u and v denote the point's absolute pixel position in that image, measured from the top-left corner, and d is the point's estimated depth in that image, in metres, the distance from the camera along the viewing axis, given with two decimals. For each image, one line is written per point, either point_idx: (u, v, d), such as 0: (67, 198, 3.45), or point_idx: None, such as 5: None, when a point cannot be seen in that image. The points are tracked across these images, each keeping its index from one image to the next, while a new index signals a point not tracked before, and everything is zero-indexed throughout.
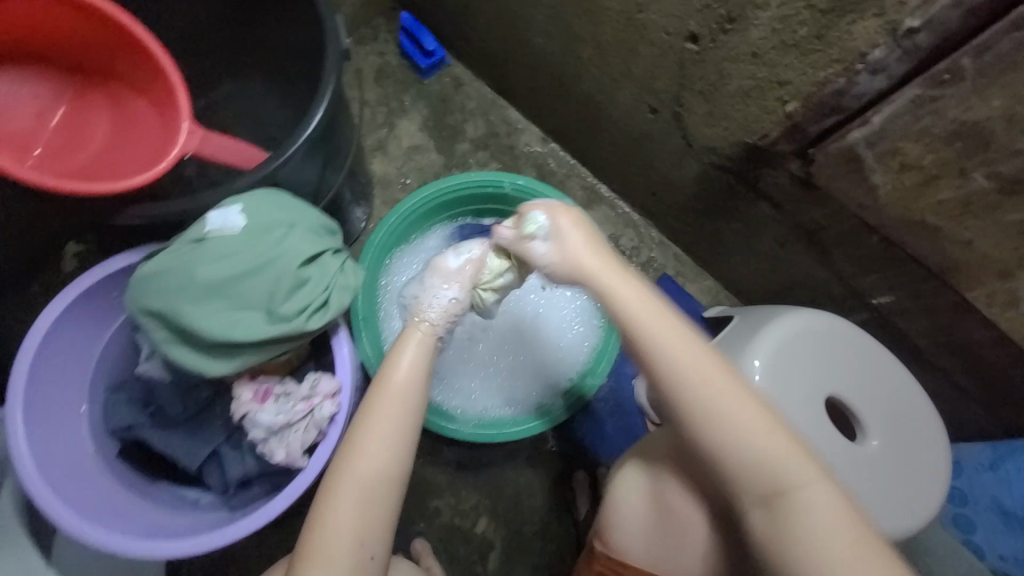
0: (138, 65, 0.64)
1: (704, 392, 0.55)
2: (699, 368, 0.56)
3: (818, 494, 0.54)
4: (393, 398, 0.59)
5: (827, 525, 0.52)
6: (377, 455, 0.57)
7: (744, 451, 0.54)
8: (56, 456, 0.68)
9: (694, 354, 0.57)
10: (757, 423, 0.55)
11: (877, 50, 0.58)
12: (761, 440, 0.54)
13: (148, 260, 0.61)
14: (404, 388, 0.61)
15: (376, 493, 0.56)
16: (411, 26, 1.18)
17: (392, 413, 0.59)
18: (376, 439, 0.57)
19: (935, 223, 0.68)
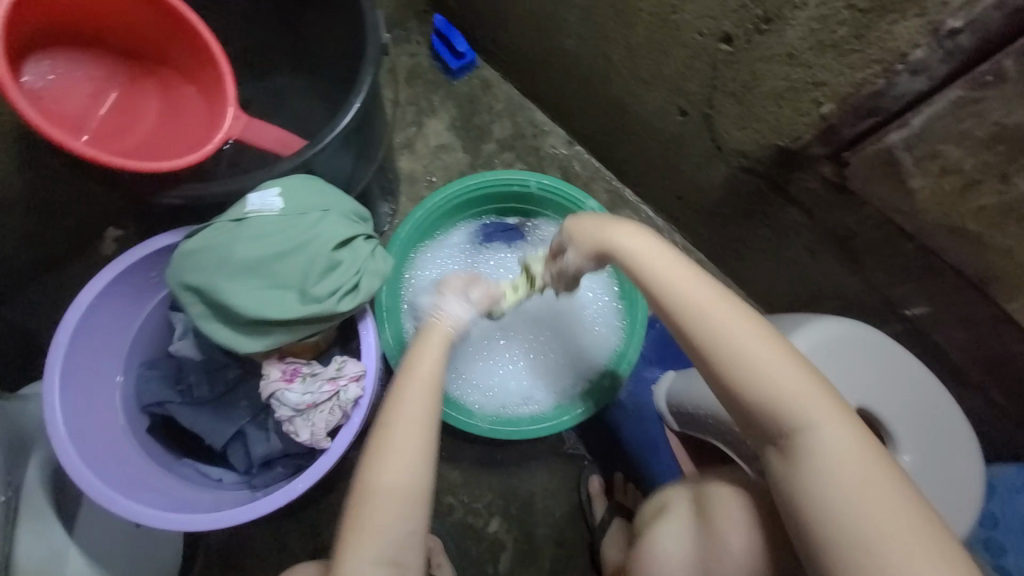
0: (197, 57, 0.69)
1: (723, 333, 0.56)
2: (720, 311, 0.57)
3: (839, 433, 0.52)
4: (412, 408, 0.63)
5: (837, 459, 0.51)
6: (399, 465, 0.59)
7: (765, 387, 0.54)
8: (90, 427, 0.70)
9: (714, 300, 0.58)
10: (780, 362, 0.55)
11: (918, 51, 0.57)
12: (784, 376, 0.54)
13: (188, 238, 0.63)
14: (422, 395, 0.64)
15: (402, 502, 0.59)
16: (443, 28, 1.20)
17: (413, 422, 0.62)
18: (399, 449, 0.60)
19: (975, 229, 0.66)
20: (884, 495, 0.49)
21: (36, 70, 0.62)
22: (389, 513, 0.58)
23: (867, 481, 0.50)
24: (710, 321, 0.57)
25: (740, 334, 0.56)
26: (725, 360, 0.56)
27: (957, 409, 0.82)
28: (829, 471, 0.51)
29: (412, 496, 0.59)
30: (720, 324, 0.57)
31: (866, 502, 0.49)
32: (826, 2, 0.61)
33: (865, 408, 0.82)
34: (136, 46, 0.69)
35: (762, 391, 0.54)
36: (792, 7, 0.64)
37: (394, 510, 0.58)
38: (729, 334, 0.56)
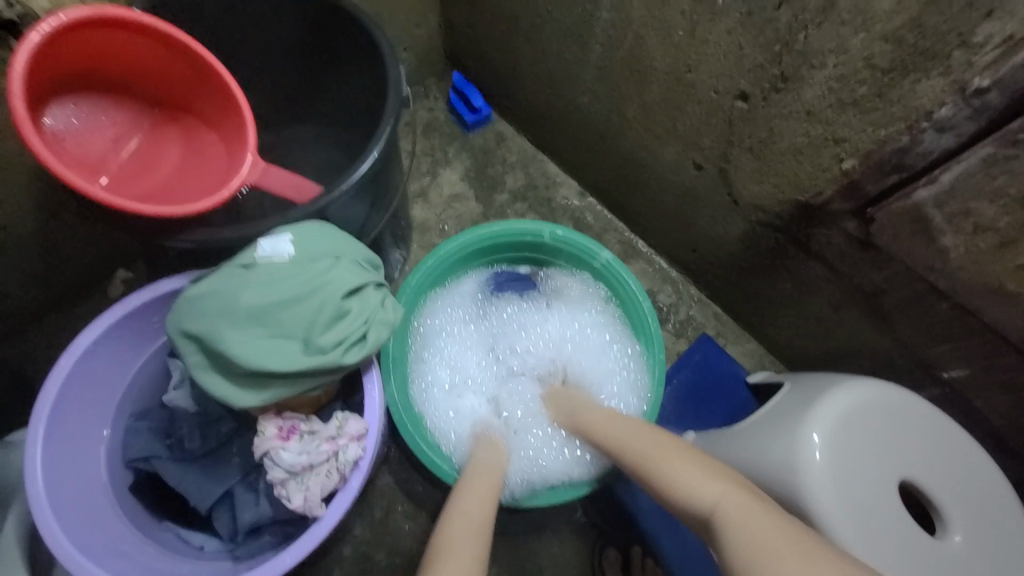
0: (221, 106, 0.71)
1: (640, 451, 0.72)
2: (633, 439, 0.74)
3: (733, 505, 0.59)
4: (480, 483, 0.74)
5: (740, 527, 0.57)
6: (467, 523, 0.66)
7: (666, 482, 0.66)
8: (69, 484, 0.65)
9: (631, 431, 0.76)
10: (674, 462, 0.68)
11: (944, 109, 0.57)
12: (680, 470, 0.66)
13: (194, 283, 0.61)
14: (484, 476, 0.76)
15: (470, 556, 0.62)
16: (460, 85, 1.25)
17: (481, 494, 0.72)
18: (468, 510, 0.68)
19: (1016, 289, 0.62)
20: (780, 543, 0.53)
21: (61, 113, 0.63)
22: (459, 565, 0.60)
23: (767, 542, 0.54)
24: (630, 447, 0.74)
25: (648, 450, 0.71)
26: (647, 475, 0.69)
27: (1008, 485, 0.75)
28: (734, 544, 0.56)
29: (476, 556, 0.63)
30: (635, 447, 0.73)
31: (768, 554, 0.52)
32: (844, 62, 0.61)
33: (909, 480, 0.75)
34: (163, 94, 0.71)
35: (675, 488, 0.65)
36: (811, 67, 0.64)
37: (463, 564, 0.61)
38: (642, 454, 0.72)
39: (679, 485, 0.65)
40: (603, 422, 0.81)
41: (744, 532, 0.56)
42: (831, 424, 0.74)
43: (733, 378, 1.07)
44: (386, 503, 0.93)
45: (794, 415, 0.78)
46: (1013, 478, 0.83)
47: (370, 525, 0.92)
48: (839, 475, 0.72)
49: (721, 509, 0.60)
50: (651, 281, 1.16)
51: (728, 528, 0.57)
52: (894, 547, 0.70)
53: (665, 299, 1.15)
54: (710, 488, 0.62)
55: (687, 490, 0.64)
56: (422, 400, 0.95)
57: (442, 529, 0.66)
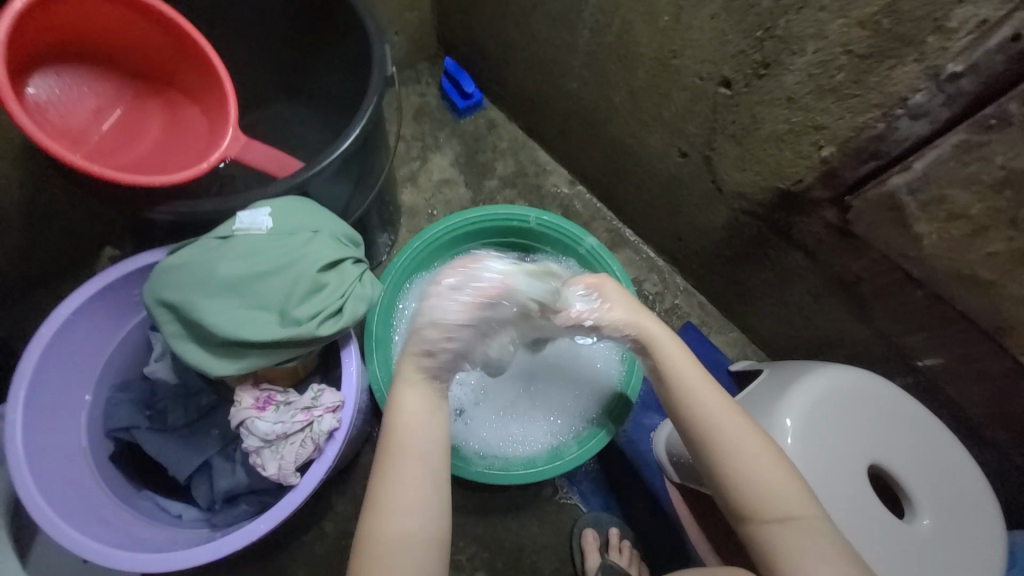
0: (203, 78, 0.71)
1: (733, 440, 0.62)
2: (727, 417, 0.63)
3: (816, 522, 0.57)
4: (409, 466, 0.60)
5: (824, 547, 0.55)
6: (399, 517, 0.57)
7: (756, 478, 0.59)
8: (50, 450, 0.66)
9: (724, 405, 0.64)
10: (765, 460, 0.60)
11: (918, 95, 0.58)
12: (773, 474, 0.59)
13: (172, 254, 0.62)
14: (416, 440, 0.61)
15: (403, 561, 0.55)
16: (452, 70, 1.24)
17: (409, 470, 0.59)
18: (397, 499, 0.58)
19: (987, 277, 0.63)
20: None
21: (44, 83, 0.63)
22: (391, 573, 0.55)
23: (832, 564, 0.54)
24: (722, 424, 0.63)
25: (745, 436, 0.62)
26: (725, 458, 0.61)
27: (978, 470, 0.76)
28: (796, 553, 0.55)
29: (412, 556, 0.56)
30: (728, 427, 0.62)
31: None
32: (823, 48, 0.62)
33: (877, 462, 0.76)
34: (146, 66, 0.71)
35: (756, 484, 0.59)
36: (791, 52, 0.65)
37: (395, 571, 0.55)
38: (734, 437, 0.62)
39: (763, 484, 0.59)
40: (687, 376, 0.66)
41: (809, 548, 0.55)
42: (802, 409, 0.76)
43: (715, 366, 1.08)
44: (368, 481, 0.94)
45: (769, 399, 0.79)
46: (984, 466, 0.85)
47: (352, 502, 0.93)
48: (809, 456, 0.74)
49: (802, 522, 0.57)
50: (637, 269, 1.17)
51: (801, 538, 0.56)
52: (859, 526, 0.72)
53: (651, 287, 1.16)
54: (797, 497, 0.58)
55: (774, 494, 0.58)
56: None
57: (371, 517, 0.58)
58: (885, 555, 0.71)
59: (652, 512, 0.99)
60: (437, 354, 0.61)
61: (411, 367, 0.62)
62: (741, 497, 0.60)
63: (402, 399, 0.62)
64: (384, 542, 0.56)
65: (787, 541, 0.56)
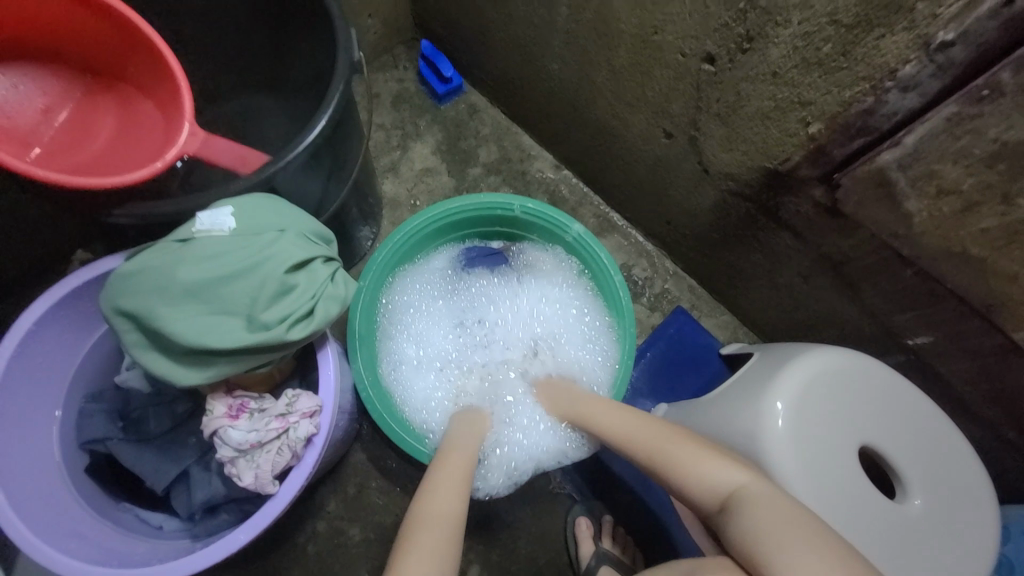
0: (154, 69, 0.67)
1: (662, 445, 0.68)
2: (650, 430, 0.72)
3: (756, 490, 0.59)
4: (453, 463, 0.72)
5: (761, 508, 0.56)
6: (449, 498, 0.66)
7: (688, 466, 0.64)
8: (20, 465, 0.64)
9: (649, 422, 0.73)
10: (697, 451, 0.65)
11: (908, 66, 0.55)
12: (704, 463, 0.64)
13: (129, 259, 0.59)
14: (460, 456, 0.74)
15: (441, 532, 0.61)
16: (430, 53, 1.20)
17: (455, 473, 0.70)
18: (445, 486, 0.67)
19: (978, 254, 0.61)
20: (793, 531, 0.53)
21: None
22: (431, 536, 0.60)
23: (794, 534, 0.52)
24: (651, 435, 0.71)
25: (672, 440, 0.68)
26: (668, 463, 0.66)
27: (969, 448, 0.76)
28: (757, 524, 0.55)
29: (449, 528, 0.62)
30: (658, 436, 0.70)
31: (783, 533, 0.53)
32: (809, 18, 0.59)
33: (868, 444, 0.76)
34: (93, 59, 0.67)
35: (696, 474, 0.63)
36: (775, 24, 0.62)
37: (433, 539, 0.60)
38: (662, 444, 0.69)
39: (701, 473, 0.63)
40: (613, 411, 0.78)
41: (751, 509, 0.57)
42: (792, 393, 0.75)
43: (706, 350, 1.07)
44: (359, 480, 0.93)
45: (759, 384, 0.78)
46: (975, 443, 0.84)
47: (343, 501, 0.92)
48: (800, 440, 0.73)
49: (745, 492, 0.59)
50: (625, 255, 1.15)
51: (747, 505, 0.57)
52: (849, 506, 0.72)
53: (640, 273, 1.14)
54: (731, 471, 0.62)
55: (708, 473, 0.63)
56: (392, 379, 0.95)
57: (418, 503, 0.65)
58: (877, 537, 0.71)
59: (644, 498, 0.99)
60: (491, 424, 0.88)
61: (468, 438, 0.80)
62: (694, 496, 0.63)
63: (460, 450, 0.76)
64: (427, 518, 0.63)
65: (733, 512, 0.58)
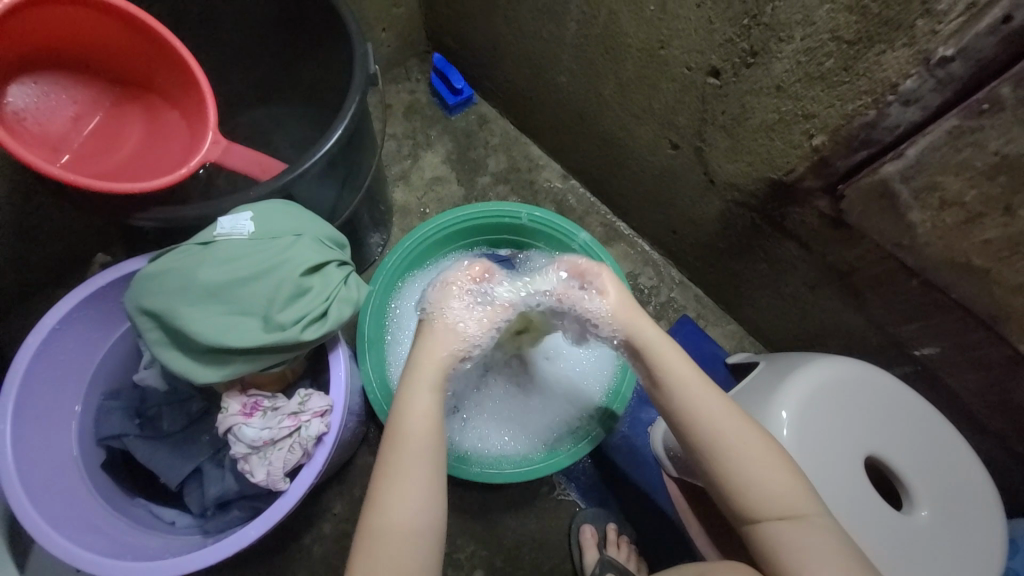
0: (183, 82, 0.71)
1: (734, 447, 0.60)
2: (729, 423, 0.62)
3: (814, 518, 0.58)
4: (408, 447, 0.60)
5: (823, 544, 0.56)
6: (405, 502, 0.58)
7: (759, 478, 0.59)
8: (41, 460, 0.66)
9: (717, 401, 0.63)
10: (763, 457, 0.60)
11: (909, 81, 0.56)
12: (774, 478, 0.59)
13: (152, 261, 0.61)
14: (417, 424, 0.61)
15: (402, 546, 0.56)
16: (442, 66, 1.23)
17: (413, 465, 0.59)
18: (403, 487, 0.58)
19: (982, 265, 0.62)
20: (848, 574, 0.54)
21: (22, 91, 0.64)
22: (389, 551, 0.56)
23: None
24: (721, 424, 0.61)
25: (747, 442, 0.61)
26: (736, 469, 0.60)
27: (977, 460, 0.75)
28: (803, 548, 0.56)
29: (418, 540, 0.57)
30: (726, 429, 0.61)
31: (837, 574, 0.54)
32: (811, 34, 0.60)
33: (874, 454, 0.76)
34: (125, 71, 0.71)
35: (757, 483, 0.59)
36: (779, 40, 0.63)
37: (400, 555, 0.56)
38: (735, 446, 0.60)
39: (763, 483, 0.59)
40: (681, 373, 0.64)
41: (810, 540, 0.56)
42: (796, 401, 0.75)
43: (712, 359, 1.07)
44: (365, 483, 0.94)
45: (764, 392, 0.79)
46: (984, 456, 0.83)
47: (350, 503, 0.93)
48: (805, 449, 0.73)
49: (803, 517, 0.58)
50: (632, 264, 1.16)
51: (806, 533, 0.56)
52: (855, 517, 0.71)
53: (647, 281, 1.14)
54: (796, 493, 0.59)
55: (773, 490, 0.59)
56: (399, 382, 0.95)
57: (376, 501, 0.58)
58: (883, 548, 0.71)
59: (650, 507, 0.99)
60: (462, 343, 0.67)
61: (429, 374, 0.65)
62: (750, 505, 0.59)
63: (414, 395, 0.63)
64: (388, 528, 0.57)
65: (787, 535, 0.57)
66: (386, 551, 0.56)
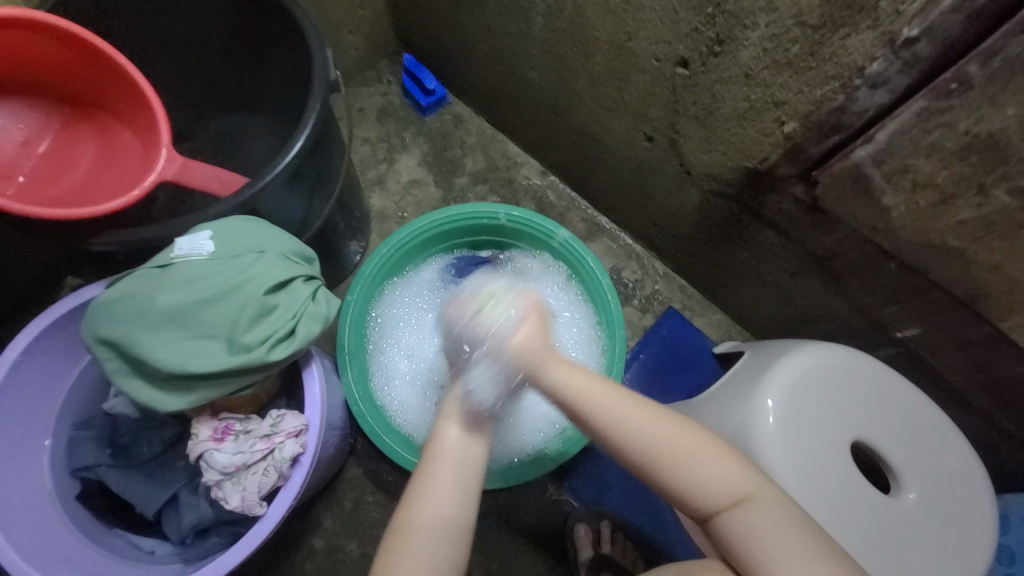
0: (132, 100, 0.68)
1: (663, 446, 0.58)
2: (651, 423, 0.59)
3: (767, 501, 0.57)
4: (449, 455, 0.61)
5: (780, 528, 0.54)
6: (443, 501, 0.59)
7: (701, 473, 0.57)
8: (11, 497, 0.64)
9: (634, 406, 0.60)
10: (708, 451, 0.58)
11: (875, 63, 0.55)
12: (717, 467, 0.57)
13: (109, 288, 0.60)
14: (454, 447, 0.62)
15: (443, 543, 0.57)
16: (412, 66, 1.21)
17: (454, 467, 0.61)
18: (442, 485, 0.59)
19: (958, 245, 0.61)
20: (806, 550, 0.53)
21: None
22: (427, 548, 0.57)
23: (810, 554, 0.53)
24: (665, 438, 0.58)
25: (676, 437, 0.58)
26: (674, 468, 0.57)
27: (962, 439, 0.75)
28: (762, 540, 0.54)
29: (452, 538, 0.58)
30: (669, 443, 0.58)
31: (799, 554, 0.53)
32: (776, 20, 0.59)
33: (860, 439, 0.76)
34: (72, 91, 0.69)
35: (704, 479, 0.57)
36: (743, 27, 0.62)
37: (434, 552, 0.57)
38: (664, 446, 0.58)
39: (704, 477, 0.57)
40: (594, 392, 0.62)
41: (767, 523, 0.55)
42: (781, 390, 0.75)
43: (699, 350, 1.07)
44: (355, 495, 0.93)
45: (749, 383, 0.78)
46: (970, 433, 0.83)
47: (341, 517, 0.92)
48: (792, 438, 0.73)
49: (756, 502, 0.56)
50: (615, 258, 1.15)
51: (761, 516, 0.55)
52: (843, 502, 0.71)
53: (630, 275, 1.13)
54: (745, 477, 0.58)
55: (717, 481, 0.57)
56: (383, 392, 0.94)
57: (410, 500, 0.59)
58: (872, 532, 0.71)
59: (646, 503, 0.98)
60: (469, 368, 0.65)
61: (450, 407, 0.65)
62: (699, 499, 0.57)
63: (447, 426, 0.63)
64: (423, 526, 0.57)
65: (743, 524, 0.55)
66: (424, 547, 0.56)
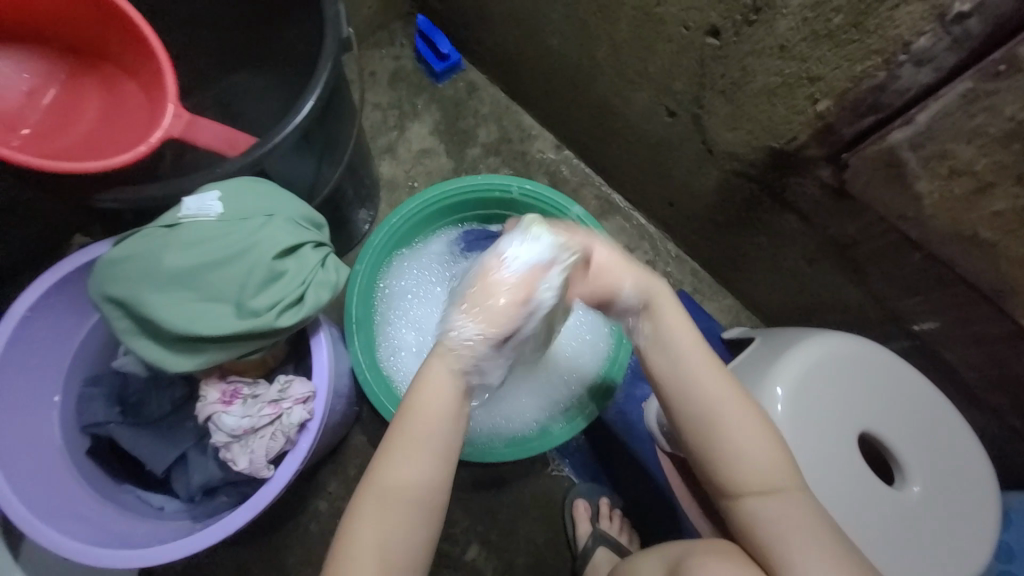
0: (136, 49, 0.66)
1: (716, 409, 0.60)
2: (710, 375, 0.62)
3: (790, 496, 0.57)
4: (422, 422, 0.57)
5: (800, 521, 0.56)
6: (413, 465, 0.55)
7: (742, 451, 0.58)
8: (23, 450, 0.66)
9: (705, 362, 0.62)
10: (755, 431, 0.59)
11: (923, 39, 0.52)
12: (758, 448, 0.59)
13: (115, 246, 0.59)
14: (432, 410, 0.57)
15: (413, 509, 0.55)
16: (427, 29, 1.16)
17: (431, 429, 0.56)
18: (411, 450, 0.56)
19: (989, 237, 0.59)
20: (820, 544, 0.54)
21: None
22: (395, 512, 0.54)
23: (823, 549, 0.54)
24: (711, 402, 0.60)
25: (727, 406, 0.60)
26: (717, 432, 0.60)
27: (971, 435, 0.75)
28: (781, 525, 0.56)
29: (425, 500, 0.55)
30: (722, 403, 0.60)
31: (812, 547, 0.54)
32: None
33: (867, 430, 0.75)
34: (77, 40, 0.67)
35: (741, 456, 0.58)
36: None
37: (404, 515, 0.55)
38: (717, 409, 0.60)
39: (742, 453, 0.58)
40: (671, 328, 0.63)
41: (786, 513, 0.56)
42: (791, 377, 0.74)
43: (707, 334, 1.06)
44: (359, 462, 0.94)
45: (758, 370, 0.77)
46: (979, 429, 0.83)
47: (344, 483, 0.94)
48: (799, 426, 0.72)
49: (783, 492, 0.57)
50: (628, 238, 1.12)
51: (785, 505, 0.57)
52: (846, 491, 0.71)
53: (642, 255, 1.11)
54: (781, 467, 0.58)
55: (753, 462, 0.58)
56: (389, 364, 0.94)
57: (380, 463, 0.56)
58: (873, 522, 0.71)
59: (647, 482, 0.99)
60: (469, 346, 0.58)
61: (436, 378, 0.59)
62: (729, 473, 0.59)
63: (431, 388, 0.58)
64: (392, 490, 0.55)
65: (763, 508, 0.57)
66: (392, 511, 0.54)
